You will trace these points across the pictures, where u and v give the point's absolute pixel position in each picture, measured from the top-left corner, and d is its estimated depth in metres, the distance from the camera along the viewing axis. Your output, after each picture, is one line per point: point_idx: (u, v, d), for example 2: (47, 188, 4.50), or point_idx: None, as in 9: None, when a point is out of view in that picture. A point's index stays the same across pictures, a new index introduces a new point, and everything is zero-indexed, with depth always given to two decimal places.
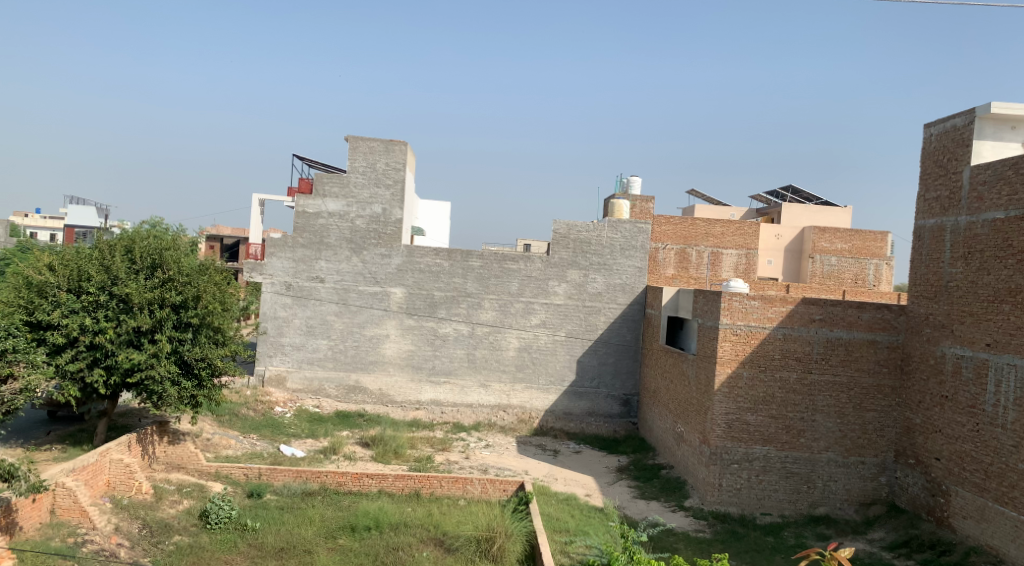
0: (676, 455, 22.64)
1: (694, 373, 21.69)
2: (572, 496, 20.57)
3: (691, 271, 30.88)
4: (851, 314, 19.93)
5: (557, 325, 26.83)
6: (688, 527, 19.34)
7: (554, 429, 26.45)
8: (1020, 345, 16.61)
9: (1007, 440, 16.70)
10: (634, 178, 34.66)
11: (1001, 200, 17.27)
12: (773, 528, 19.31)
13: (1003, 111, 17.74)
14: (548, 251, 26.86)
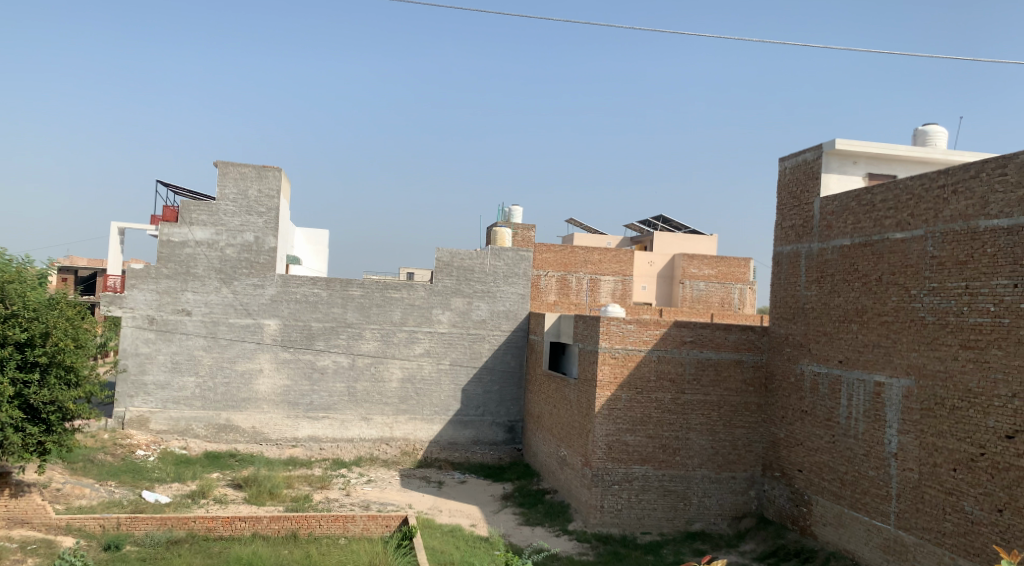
0: (559, 479, 21.73)
1: (575, 395, 20.72)
2: (457, 528, 19.23)
3: (572, 297, 30.13)
4: (718, 335, 19.44)
5: (442, 354, 25.56)
6: (572, 551, 18.10)
7: (439, 461, 25.15)
8: (868, 361, 16.20)
9: (860, 449, 16.28)
10: (516, 208, 33.83)
11: (847, 227, 17.00)
12: (653, 546, 18.28)
13: (848, 146, 17.69)
14: (430, 279, 25.63)
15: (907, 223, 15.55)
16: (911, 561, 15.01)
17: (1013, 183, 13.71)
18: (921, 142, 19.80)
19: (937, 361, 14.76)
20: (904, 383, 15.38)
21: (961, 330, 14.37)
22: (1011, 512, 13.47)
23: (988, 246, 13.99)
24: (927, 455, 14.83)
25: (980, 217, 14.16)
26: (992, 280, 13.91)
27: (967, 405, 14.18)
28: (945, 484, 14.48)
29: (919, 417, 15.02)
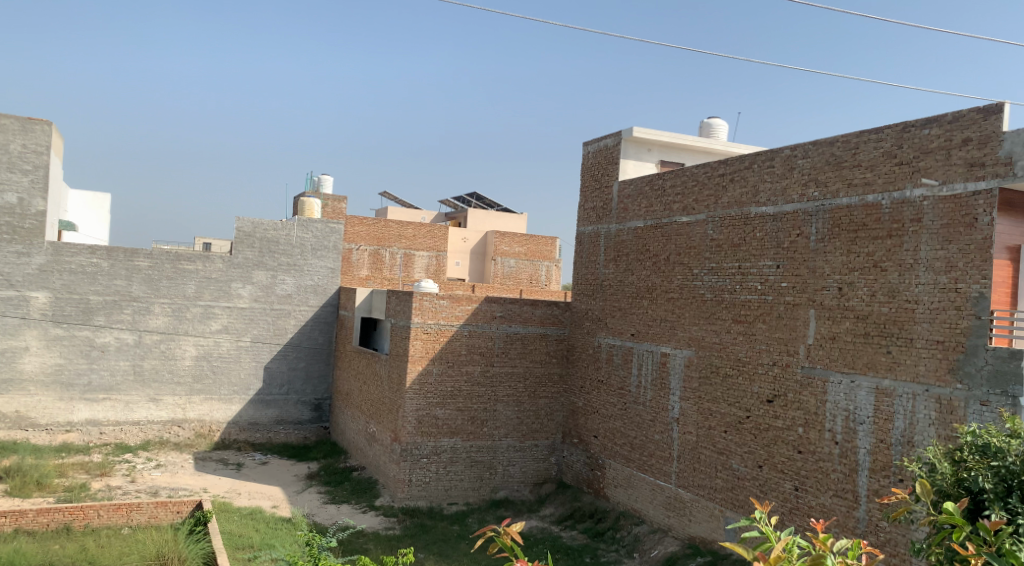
0: (367, 455, 21.85)
1: (386, 371, 20.81)
2: (257, 510, 18.90)
3: (386, 272, 30.07)
4: (526, 311, 20.14)
5: (241, 331, 24.82)
6: (378, 526, 18.19)
7: (236, 442, 24.57)
8: (657, 334, 17.40)
9: (647, 415, 17.52)
10: (324, 177, 33.21)
11: (641, 210, 18.08)
12: (458, 516, 18.76)
13: (645, 135, 18.79)
14: (230, 250, 24.78)
15: (692, 208, 16.75)
16: (688, 515, 16.34)
17: (779, 175, 15.06)
18: (705, 133, 21.35)
19: (714, 334, 16.09)
20: (685, 354, 16.66)
21: (734, 306, 15.70)
22: (769, 468, 14.84)
23: (758, 231, 15.35)
24: (704, 419, 16.17)
25: (752, 204, 15.49)
26: (760, 261, 15.27)
27: (738, 373, 15.54)
28: (718, 444, 15.83)
29: (698, 384, 16.33)
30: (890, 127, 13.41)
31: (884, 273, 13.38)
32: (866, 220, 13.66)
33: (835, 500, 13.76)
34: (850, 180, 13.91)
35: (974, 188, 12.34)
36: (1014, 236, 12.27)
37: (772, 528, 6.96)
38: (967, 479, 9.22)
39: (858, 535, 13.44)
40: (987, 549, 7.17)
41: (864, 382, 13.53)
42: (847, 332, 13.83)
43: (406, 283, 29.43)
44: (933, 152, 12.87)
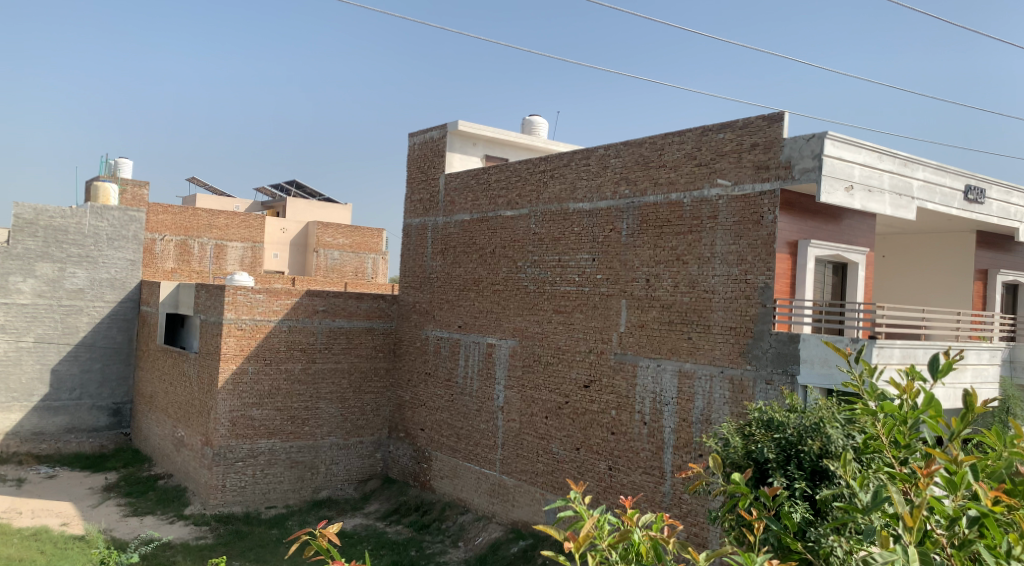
0: (175, 462, 20.94)
1: (194, 372, 20.00)
2: (42, 530, 17.59)
3: (194, 264, 28.76)
4: (350, 305, 19.93)
5: (23, 330, 23.05)
6: (188, 536, 17.45)
7: (18, 454, 22.80)
8: (484, 326, 17.74)
9: (473, 405, 17.86)
10: (122, 159, 31.50)
11: (467, 204, 18.36)
12: (278, 520, 18.31)
13: (470, 129, 19.03)
14: (8, 240, 22.95)
15: (516, 202, 17.18)
16: (510, 501, 16.82)
17: (594, 173, 15.73)
18: (528, 130, 21.94)
19: (536, 324, 16.62)
20: (509, 344, 17.11)
21: (554, 297, 16.28)
22: (586, 450, 15.51)
23: (576, 225, 15.97)
24: (527, 406, 16.68)
25: (571, 200, 16.09)
26: (578, 255, 15.92)
27: (558, 360, 16.13)
28: (539, 430, 16.38)
29: (522, 373, 16.81)
30: (691, 130, 14.32)
31: (685, 265, 14.29)
32: (670, 216, 14.53)
33: (644, 477, 14.58)
34: (656, 179, 14.74)
35: (760, 189, 13.40)
36: (793, 233, 13.41)
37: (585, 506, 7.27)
38: (754, 451, 10.43)
39: (664, 508, 14.30)
40: (767, 512, 8.01)
41: (669, 365, 14.41)
42: (654, 320, 14.67)
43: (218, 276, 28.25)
44: (727, 155, 13.86)
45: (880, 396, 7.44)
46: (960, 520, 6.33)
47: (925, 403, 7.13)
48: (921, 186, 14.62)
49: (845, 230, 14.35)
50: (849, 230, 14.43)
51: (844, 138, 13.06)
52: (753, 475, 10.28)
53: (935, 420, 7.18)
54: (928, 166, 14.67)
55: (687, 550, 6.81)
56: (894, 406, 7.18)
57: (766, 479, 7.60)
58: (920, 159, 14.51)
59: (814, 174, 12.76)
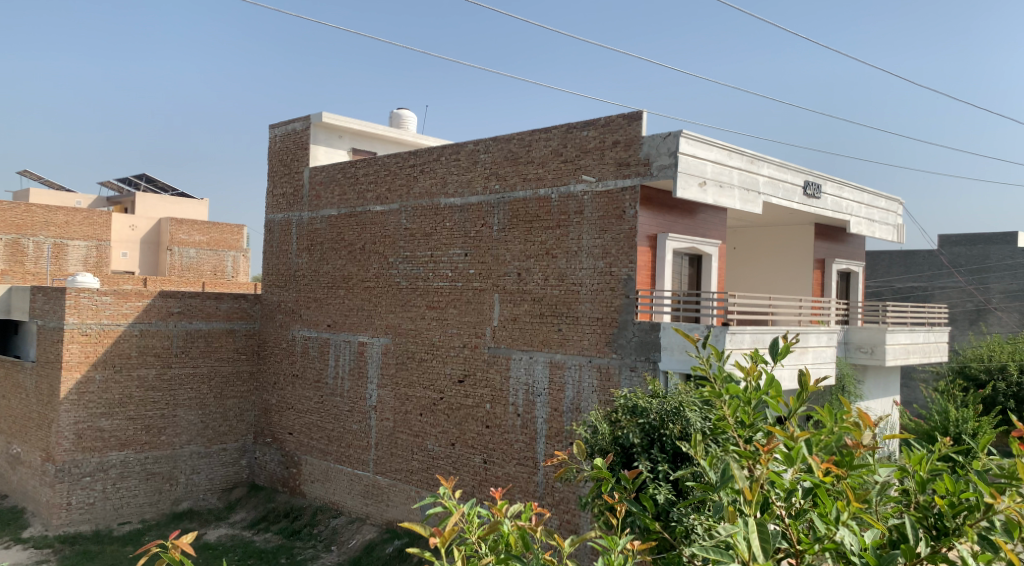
0: (11, 482, 19.53)
1: (32, 383, 18.70)
2: None
3: (28, 265, 27.12)
4: (208, 305, 19.18)
5: None
6: (27, 561, 16.25)
7: None
8: (354, 324, 17.45)
9: (344, 405, 17.54)
10: None
11: (334, 199, 17.98)
12: (132, 536, 17.42)
13: (334, 121, 18.68)
14: None
15: (385, 197, 16.97)
16: (385, 501, 16.64)
17: (464, 168, 15.72)
18: (396, 123, 21.74)
19: (408, 321, 16.47)
20: (382, 342, 16.89)
21: (427, 293, 16.18)
22: (460, 445, 15.50)
23: (447, 221, 15.93)
24: (400, 404, 16.51)
25: (441, 195, 16.02)
26: (450, 250, 15.88)
27: (431, 357, 16.05)
28: (413, 427, 16.26)
29: (394, 371, 16.63)
30: (556, 127, 14.53)
31: (554, 259, 14.50)
32: (539, 212, 14.71)
33: (518, 468, 14.74)
34: (525, 175, 14.88)
35: (622, 185, 13.78)
36: (653, 227, 13.86)
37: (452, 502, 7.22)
38: (621, 437, 11.20)
39: (537, 497, 14.48)
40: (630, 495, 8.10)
41: (540, 357, 14.60)
42: (525, 314, 14.82)
43: (55, 277, 26.51)
44: (591, 151, 14.16)
45: (727, 379, 7.34)
46: (796, 492, 6.52)
47: (766, 384, 7.15)
48: (765, 182, 15.41)
49: (700, 224, 14.96)
50: (703, 223, 15.05)
51: (698, 136, 13.60)
52: (619, 460, 11.10)
53: (775, 399, 7.15)
54: (771, 163, 15.47)
55: (554, 537, 6.84)
56: (738, 386, 7.15)
57: (625, 462, 7.66)
58: (764, 157, 15.29)
59: (671, 171, 13.24)
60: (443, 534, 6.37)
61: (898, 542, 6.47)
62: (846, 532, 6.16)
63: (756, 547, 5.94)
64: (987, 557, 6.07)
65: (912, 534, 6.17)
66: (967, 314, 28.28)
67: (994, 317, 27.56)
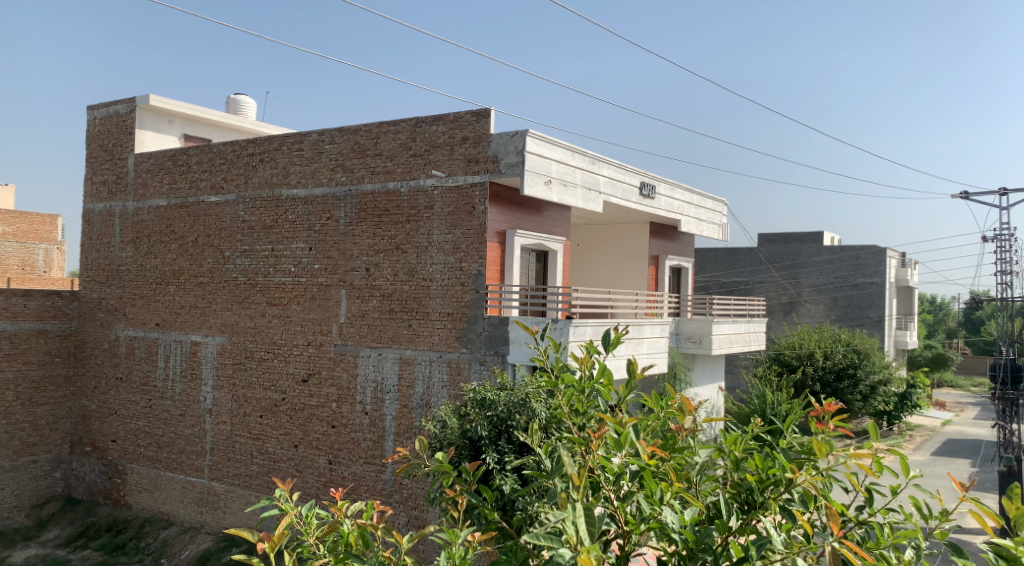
0: None
1: None
2: None
3: None
4: (15, 304, 17.60)
5: None
6: None
7: None
8: (185, 323, 16.46)
9: (175, 409, 16.52)
10: None
11: (162, 187, 16.88)
12: None
13: (162, 104, 17.62)
14: None
15: (220, 187, 16.08)
16: (221, 508, 15.79)
17: (308, 159, 15.11)
18: (233, 109, 20.77)
19: (248, 318, 15.67)
20: (217, 341, 16.00)
21: (267, 289, 15.45)
22: (304, 446, 14.90)
23: (289, 213, 15.26)
24: (238, 406, 15.70)
25: (283, 186, 15.33)
26: (293, 244, 15.23)
27: (272, 356, 15.34)
28: (253, 431, 15.50)
29: (232, 371, 15.80)
30: (405, 121, 14.19)
31: (404, 254, 14.16)
32: (388, 206, 14.32)
33: (365, 468, 14.31)
34: (373, 167, 14.46)
35: (471, 181, 13.64)
36: (502, 223, 13.83)
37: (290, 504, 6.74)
38: (469, 429, 11.38)
39: (385, 496, 14.14)
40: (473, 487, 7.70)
41: (389, 354, 14.24)
42: (374, 310, 14.40)
43: None
44: (440, 147, 13.94)
45: (562, 369, 6.97)
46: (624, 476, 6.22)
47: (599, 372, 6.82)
48: (605, 182, 15.68)
49: (546, 221, 15.04)
50: (549, 220, 15.14)
51: (543, 135, 13.69)
52: (468, 453, 11.26)
53: (608, 388, 6.81)
54: (611, 164, 15.79)
55: (393, 533, 6.43)
56: (572, 375, 6.75)
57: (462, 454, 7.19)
58: (604, 158, 15.57)
59: (519, 169, 13.27)
60: (273, 538, 5.94)
61: (714, 518, 6.25)
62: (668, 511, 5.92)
63: (582, 531, 5.66)
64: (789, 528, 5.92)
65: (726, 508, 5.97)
66: (782, 306, 30.46)
67: (804, 309, 30.00)
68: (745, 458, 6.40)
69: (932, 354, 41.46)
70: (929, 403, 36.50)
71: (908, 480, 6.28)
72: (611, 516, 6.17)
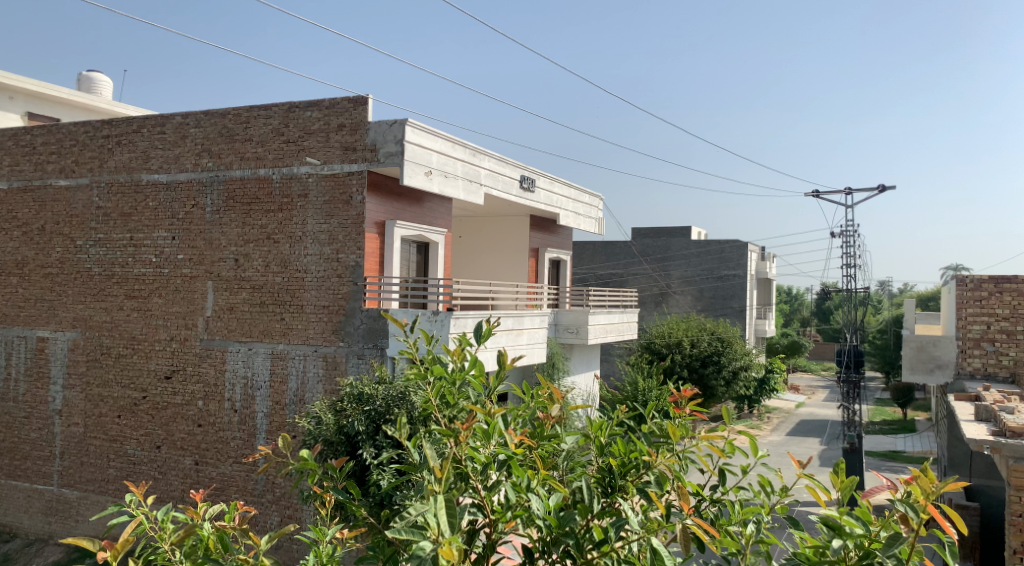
0: None
1: None
2: None
3: None
4: None
5: None
6: None
7: None
8: (30, 317, 15.36)
9: (19, 412, 15.40)
10: None
11: (3, 170, 15.65)
12: None
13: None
14: None
15: (71, 170, 15.04)
16: (72, 517, 14.82)
17: (171, 142, 14.30)
18: (86, 87, 19.60)
19: (103, 312, 14.74)
20: (68, 337, 14.98)
21: (125, 281, 14.57)
22: (167, 447, 14.15)
23: (149, 200, 14.42)
24: (92, 407, 14.76)
25: (142, 170, 14.47)
26: (154, 233, 14.41)
27: (131, 352, 14.47)
28: (109, 432, 14.61)
29: (85, 368, 14.82)
30: (277, 105, 13.61)
31: (276, 244, 13.61)
32: (258, 193, 13.72)
33: (235, 468, 13.70)
34: (242, 153, 13.82)
35: (349, 169, 13.22)
36: (381, 213, 13.48)
37: (143, 509, 6.23)
38: (346, 425, 11.12)
39: (256, 497, 13.60)
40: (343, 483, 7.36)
41: (261, 348, 13.66)
42: (244, 303, 13.78)
43: None
44: (315, 133, 13.46)
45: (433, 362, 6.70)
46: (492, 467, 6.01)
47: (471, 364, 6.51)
48: (486, 174, 15.52)
49: (427, 212, 14.77)
50: (430, 211, 14.87)
51: (424, 125, 13.41)
52: (344, 449, 11.06)
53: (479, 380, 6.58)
54: (491, 157, 15.65)
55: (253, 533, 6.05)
56: (442, 366, 6.45)
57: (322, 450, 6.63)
58: (485, 150, 15.42)
59: (398, 158, 12.95)
60: (116, 546, 5.46)
61: (579, 503, 6.13)
62: (532, 498, 5.76)
63: (444, 522, 5.43)
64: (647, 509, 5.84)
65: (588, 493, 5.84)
66: (653, 296, 31.21)
67: (674, 300, 30.86)
68: (609, 444, 6.32)
69: (787, 342, 43.67)
70: (785, 386, 38.32)
71: (756, 459, 6.12)
72: (477, 507, 5.95)
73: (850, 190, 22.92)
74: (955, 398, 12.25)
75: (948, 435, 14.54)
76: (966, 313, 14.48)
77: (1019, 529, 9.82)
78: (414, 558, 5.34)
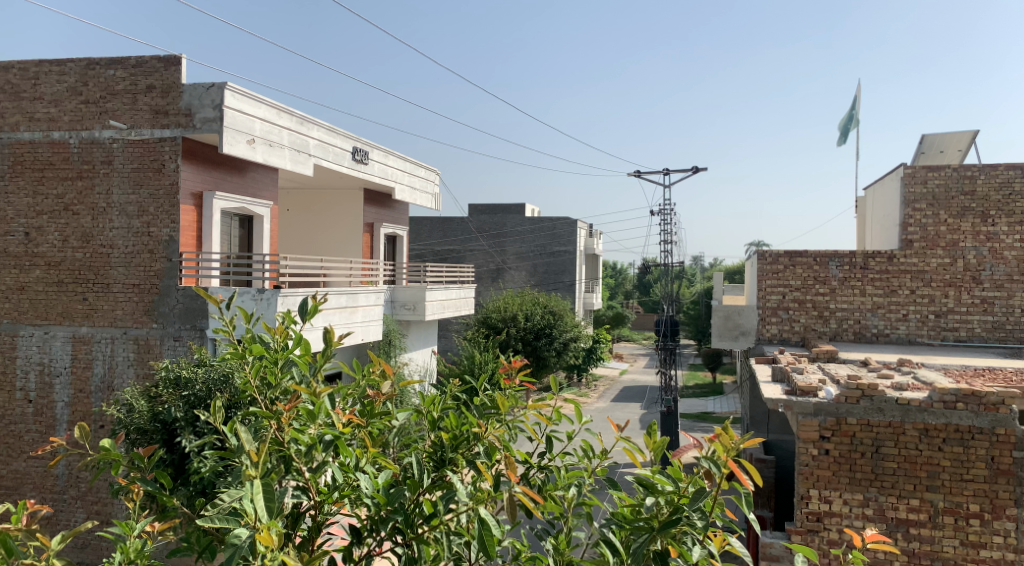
0: None
1: None
2: None
3: None
4: None
5: None
6: None
7: None
8: None
9: None
10: None
11: None
12: None
13: None
14: None
15: None
16: None
17: None
18: None
19: None
20: None
21: None
22: None
23: None
24: None
25: None
26: None
27: None
28: None
29: None
30: (73, 61, 12.26)
31: (75, 217, 12.32)
32: (52, 159, 12.35)
33: (30, 464, 12.38)
34: (31, 113, 12.40)
35: (160, 135, 12.12)
36: (197, 184, 12.46)
37: None
38: (162, 412, 10.25)
39: (55, 494, 12.38)
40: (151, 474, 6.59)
41: (59, 332, 12.37)
42: (37, 281, 12.41)
43: None
44: (119, 94, 12.24)
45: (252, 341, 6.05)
46: (317, 447, 5.47)
47: (295, 342, 5.88)
48: (315, 144, 14.70)
49: (250, 183, 13.82)
50: (254, 182, 13.93)
51: (244, 89, 12.46)
52: (160, 438, 10.24)
53: (304, 358, 5.99)
54: (320, 126, 14.83)
55: (39, 537, 5.26)
56: (262, 345, 5.78)
57: (124, 437, 5.67)
58: (313, 119, 14.59)
59: (216, 125, 11.98)
60: None
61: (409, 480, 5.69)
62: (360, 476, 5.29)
63: (262, 508, 4.87)
64: (478, 482, 5.48)
65: (418, 468, 5.42)
66: (489, 272, 31.10)
67: (509, 275, 30.89)
68: (442, 418, 5.90)
69: (613, 314, 45.03)
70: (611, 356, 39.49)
71: (581, 424, 5.91)
72: (300, 489, 5.45)
73: (668, 170, 23.51)
74: (758, 361, 12.14)
75: (751, 390, 14.42)
76: (764, 284, 13.19)
77: (807, 477, 9.14)
78: (227, 548, 4.79)
